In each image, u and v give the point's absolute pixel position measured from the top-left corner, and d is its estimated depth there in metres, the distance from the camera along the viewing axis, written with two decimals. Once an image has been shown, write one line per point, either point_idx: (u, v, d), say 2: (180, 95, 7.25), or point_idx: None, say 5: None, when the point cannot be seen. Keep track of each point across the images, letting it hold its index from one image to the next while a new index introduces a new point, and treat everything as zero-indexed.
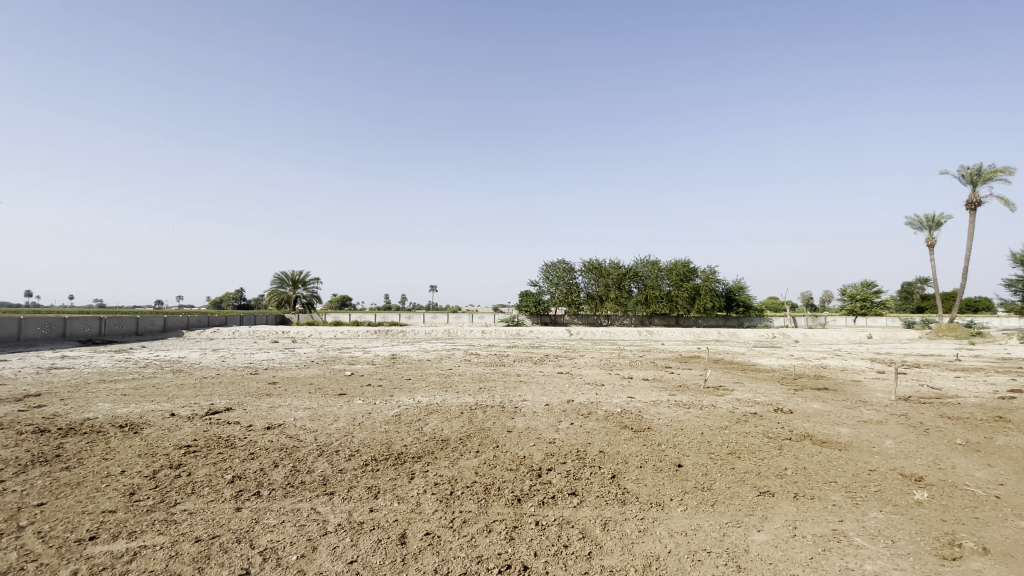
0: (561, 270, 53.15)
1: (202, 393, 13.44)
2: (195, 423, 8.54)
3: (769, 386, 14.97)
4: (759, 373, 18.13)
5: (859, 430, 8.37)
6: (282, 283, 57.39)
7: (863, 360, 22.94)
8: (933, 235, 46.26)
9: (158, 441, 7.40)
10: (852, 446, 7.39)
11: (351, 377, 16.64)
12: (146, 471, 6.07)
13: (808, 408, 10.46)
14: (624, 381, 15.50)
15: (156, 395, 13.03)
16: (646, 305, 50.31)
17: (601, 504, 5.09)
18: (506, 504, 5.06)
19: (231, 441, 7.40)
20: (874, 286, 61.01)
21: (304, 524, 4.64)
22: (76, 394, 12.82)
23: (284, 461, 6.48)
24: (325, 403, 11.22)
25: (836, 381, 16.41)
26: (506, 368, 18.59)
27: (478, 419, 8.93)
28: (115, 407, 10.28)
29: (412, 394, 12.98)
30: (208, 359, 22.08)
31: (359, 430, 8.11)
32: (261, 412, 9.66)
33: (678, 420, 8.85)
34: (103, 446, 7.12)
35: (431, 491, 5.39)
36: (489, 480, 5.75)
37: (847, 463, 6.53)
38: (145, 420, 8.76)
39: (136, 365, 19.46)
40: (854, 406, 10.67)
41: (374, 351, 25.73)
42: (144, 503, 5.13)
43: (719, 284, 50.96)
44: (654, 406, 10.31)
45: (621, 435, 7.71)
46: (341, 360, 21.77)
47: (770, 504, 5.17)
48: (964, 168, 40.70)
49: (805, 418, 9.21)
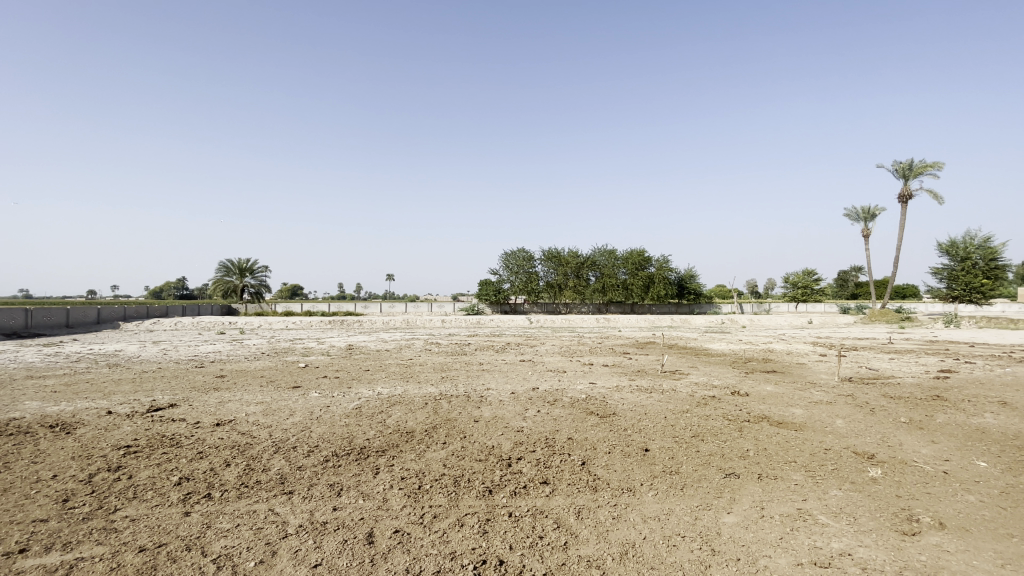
0: (520, 258, 53.15)
1: (142, 389, 12.55)
2: (135, 421, 7.91)
3: (724, 370, 15.50)
4: (712, 358, 18.76)
5: (812, 410, 8.74)
6: (228, 271, 54.57)
7: (806, 344, 24.23)
8: (868, 226, 49.16)
9: (94, 442, 6.79)
10: (807, 426, 7.68)
11: (306, 369, 15.99)
12: (81, 475, 5.54)
13: (763, 390, 10.85)
14: (586, 367, 15.65)
15: (90, 392, 12.04)
16: (604, 294, 51.15)
17: (573, 492, 5.03)
18: (477, 496, 4.91)
19: (177, 440, 6.88)
20: (815, 274, 64.52)
21: (262, 527, 4.34)
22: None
23: (237, 460, 6.07)
24: (278, 397, 10.67)
25: (784, 364, 17.20)
26: (468, 357, 18.39)
27: (443, 409, 8.71)
28: (42, 406, 9.39)
29: (372, 385, 12.60)
30: (148, 352, 20.69)
31: (317, 424, 7.73)
32: (210, 408, 9.07)
33: (642, 405, 8.96)
34: (30, 449, 6.46)
35: (398, 487, 5.17)
36: (458, 472, 5.58)
37: (804, 443, 6.77)
38: (78, 419, 8.03)
39: (66, 360, 17.99)
40: (805, 388, 11.15)
41: (330, 342, 24.94)
42: (80, 510, 4.65)
43: (672, 272, 52.45)
44: (618, 392, 10.40)
45: (588, 422, 7.70)
46: (295, 351, 20.94)
47: (737, 485, 5.26)
48: (897, 163, 43.34)
49: (761, 400, 9.53)
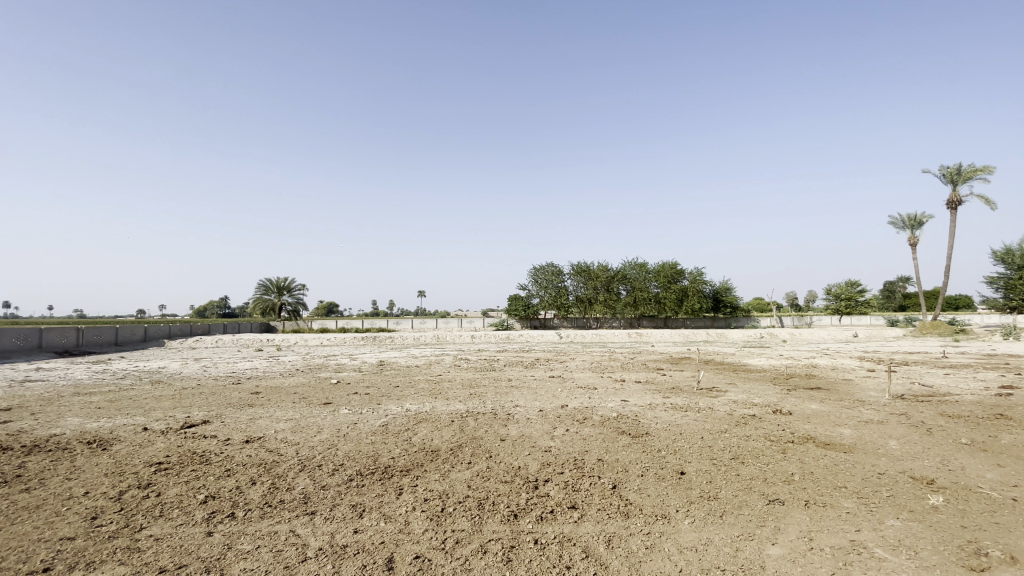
0: (550, 273, 52.94)
1: (181, 405, 12.88)
2: (169, 438, 8.05)
3: (763, 387, 14.79)
4: (751, 374, 18.00)
5: (862, 430, 8.15)
6: (266, 290, 56.33)
7: (852, 358, 23.01)
8: (915, 234, 46.93)
9: (127, 458, 6.91)
10: (856, 448, 7.15)
11: (338, 385, 16.15)
12: (112, 492, 5.61)
13: (807, 408, 10.23)
14: (617, 384, 15.23)
15: (132, 408, 12.43)
16: (636, 308, 50.30)
17: (603, 518, 4.76)
18: (501, 520, 4.70)
19: (207, 456, 6.94)
20: (858, 286, 61.77)
21: (282, 549, 4.25)
22: (48, 408, 12.19)
23: (262, 478, 6.04)
24: (309, 413, 10.72)
25: (828, 380, 16.31)
26: (497, 372, 18.22)
27: (470, 427, 8.55)
28: (85, 422, 9.70)
29: (400, 402, 12.55)
30: (189, 369, 21.38)
31: (343, 442, 7.69)
32: (241, 424, 9.17)
33: (676, 424, 8.57)
34: (67, 465, 6.62)
35: (421, 509, 5.01)
36: (483, 494, 5.38)
37: (854, 467, 6.29)
38: (115, 436, 8.24)
39: (114, 376, 18.75)
40: (852, 406, 10.48)
41: (361, 358, 25.20)
42: (106, 528, 4.67)
43: (706, 285, 51.17)
44: (651, 410, 10.00)
45: (620, 442, 7.39)
46: (328, 367, 21.25)
47: (782, 513, 4.89)
48: (944, 167, 41.32)
49: (805, 419, 8.97)
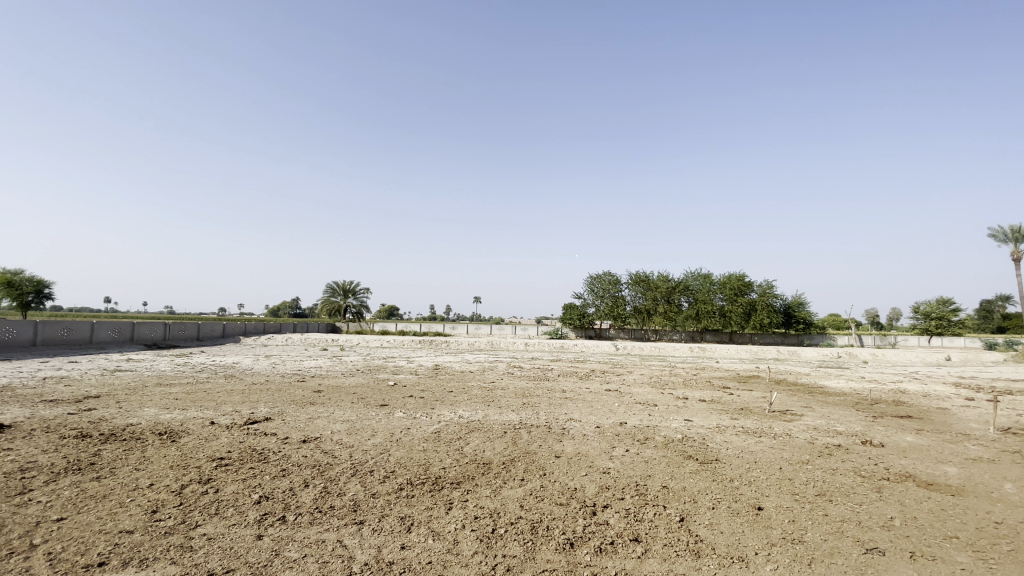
0: (607, 282, 51.87)
1: (249, 400, 13.44)
2: (232, 433, 8.29)
3: (843, 412, 13.45)
4: (829, 397, 16.46)
5: (971, 470, 7.06)
6: (333, 293, 58.97)
7: (947, 385, 20.61)
8: (1020, 248, 41.82)
9: (193, 451, 7.15)
10: (967, 491, 6.15)
11: (394, 387, 16.35)
12: (174, 486, 5.76)
13: (901, 440, 9.06)
14: (679, 401, 14.40)
15: (205, 401, 13.11)
16: (698, 321, 48.15)
17: (670, 556, 4.27)
18: (556, 549, 4.34)
19: (265, 455, 7.04)
20: (953, 304, 55.87)
21: (328, 561, 4.09)
22: (132, 398, 13.09)
23: (315, 481, 5.99)
24: (364, 415, 10.79)
25: (920, 408, 14.63)
26: (551, 383, 17.78)
27: (523, 440, 8.21)
28: (159, 413, 10.25)
29: (453, 408, 12.41)
30: (259, 365, 22.52)
31: (396, 448, 7.58)
32: (299, 423, 9.32)
33: (749, 451, 7.82)
34: (138, 455, 6.93)
35: (471, 527, 4.73)
36: (536, 516, 5.03)
37: (969, 514, 5.37)
38: (184, 428, 8.60)
39: (192, 369, 20.04)
40: (956, 440, 9.18)
41: (418, 361, 25.51)
42: (164, 524, 4.76)
43: (776, 299, 48.18)
44: (719, 433, 9.23)
45: (686, 468, 6.80)
46: (386, 369, 21.65)
47: (883, 566, 4.19)
48: None
49: (900, 453, 7.93)
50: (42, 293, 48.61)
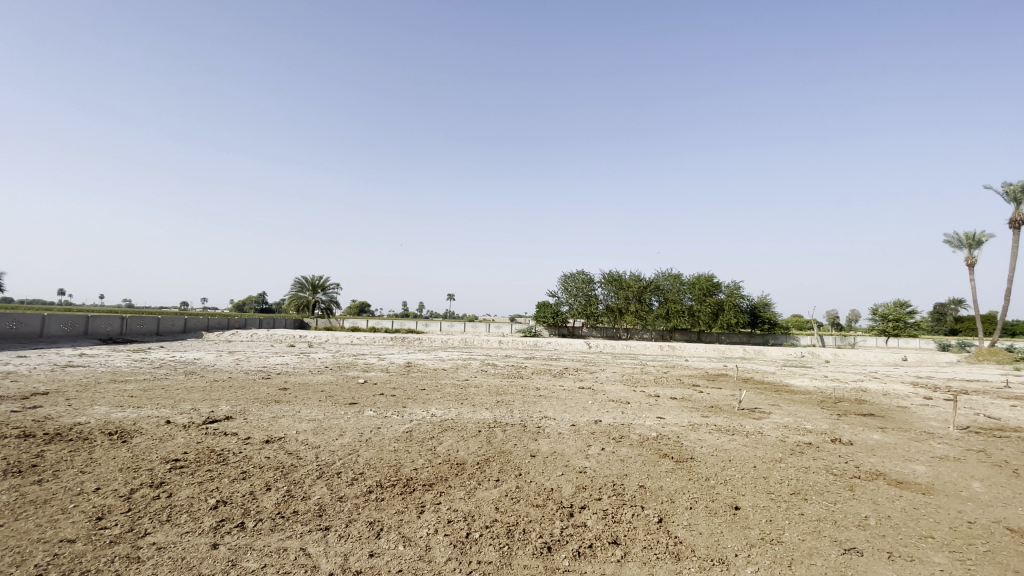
0: (580, 281, 52.17)
1: (210, 398, 12.85)
2: (189, 433, 7.83)
3: (810, 410, 13.74)
4: (795, 395, 16.84)
5: (937, 468, 7.21)
6: (302, 287, 57.40)
7: (904, 384, 21.40)
8: (972, 254, 43.80)
9: (145, 453, 6.68)
10: (935, 489, 6.26)
11: (364, 385, 15.94)
12: (123, 491, 5.34)
13: (868, 438, 9.25)
14: (652, 399, 14.46)
15: (162, 398, 12.45)
16: (668, 320, 48.91)
17: (650, 559, 4.15)
18: (533, 554, 4.16)
19: (224, 456, 6.64)
20: (909, 306, 58.32)
21: (289, 571, 3.81)
22: (83, 395, 12.32)
23: (278, 484, 5.65)
24: (332, 414, 10.40)
25: (882, 406, 15.09)
26: (525, 380, 17.65)
27: (497, 439, 8.02)
28: (111, 411, 9.64)
29: (426, 406, 12.13)
30: (222, 361, 21.65)
31: (365, 448, 7.28)
32: (262, 422, 8.88)
33: (724, 449, 7.83)
34: (85, 457, 6.44)
35: (444, 532, 4.51)
36: (512, 519, 4.85)
37: (939, 513, 5.44)
38: (138, 427, 8.08)
39: (150, 365, 19.11)
40: (920, 438, 9.42)
41: (389, 358, 25.03)
42: (109, 532, 4.38)
43: (743, 300, 49.32)
44: (693, 431, 9.23)
45: (662, 467, 6.74)
46: (355, 366, 21.15)
47: (861, 567, 4.16)
48: (1006, 184, 36.36)
49: (868, 451, 8.07)
50: None
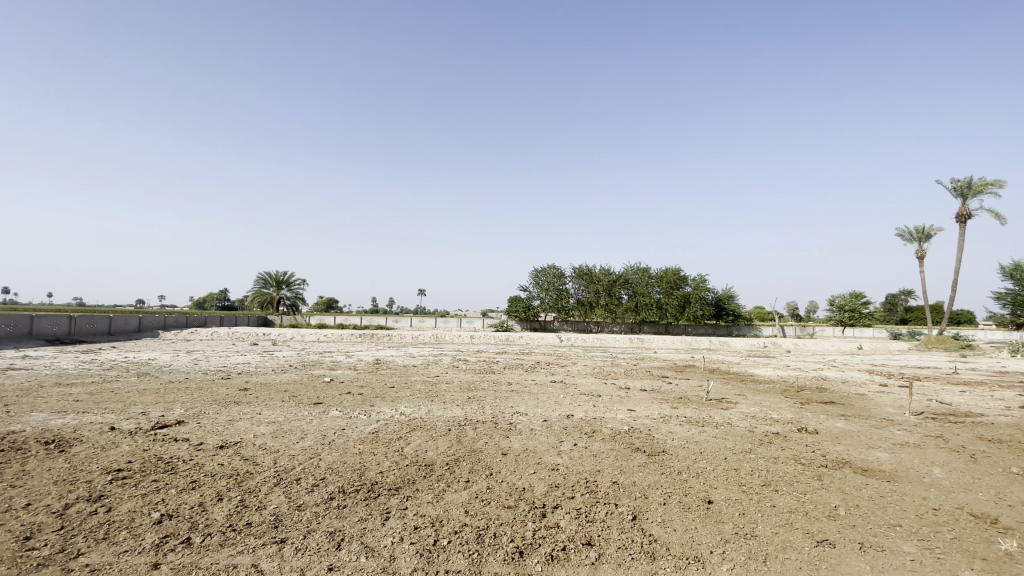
0: (551, 275, 52.25)
1: (164, 401, 12.14)
2: (136, 439, 7.31)
3: (775, 400, 14.04)
4: (760, 385, 17.21)
5: (899, 455, 7.38)
6: (265, 283, 55.51)
7: (861, 371, 22.26)
8: (922, 247, 45.96)
9: (84, 463, 6.16)
10: (899, 476, 6.38)
11: (330, 383, 15.44)
12: (56, 506, 4.87)
13: (833, 426, 9.44)
14: (623, 392, 14.52)
15: (111, 403, 11.68)
16: (637, 313, 49.57)
17: (625, 560, 4.02)
18: (503, 560, 3.97)
19: (174, 464, 6.19)
20: (864, 297, 60.82)
21: None
22: (23, 401, 11.43)
23: (231, 493, 5.29)
24: (294, 415, 9.91)
25: (842, 394, 15.57)
26: (497, 376, 17.44)
27: (468, 438, 7.79)
28: (50, 418, 8.90)
29: (394, 405, 11.76)
30: (180, 361, 20.65)
31: (327, 451, 6.93)
32: (218, 426, 8.39)
33: (695, 441, 7.82)
34: (16, 469, 5.89)
35: (410, 540, 4.26)
36: (482, 523, 4.65)
37: (905, 500, 5.52)
38: (78, 436, 7.48)
39: (100, 367, 18.02)
40: (881, 425, 9.66)
41: (358, 356, 24.38)
42: (37, 553, 3.94)
43: (709, 293, 50.40)
44: (664, 424, 9.21)
45: (634, 462, 6.65)
46: (321, 364, 20.50)
47: (835, 560, 4.12)
48: (955, 180, 38.16)
49: (833, 440, 8.21)
50: None
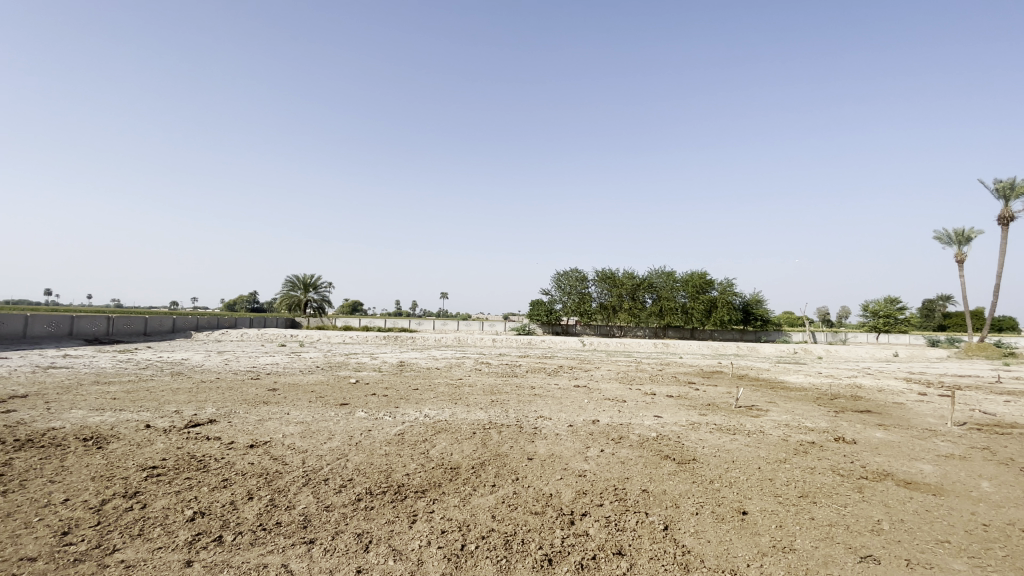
0: (573, 279, 51.95)
1: (196, 400, 12.44)
2: (170, 437, 7.47)
3: (808, 408, 13.58)
4: (791, 392, 16.72)
5: (944, 467, 7.03)
6: (293, 286, 56.69)
7: (897, 379, 21.41)
8: (961, 250, 44.13)
9: (121, 460, 6.32)
10: (945, 489, 6.06)
11: (356, 385, 15.60)
12: (94, 502, 5.00)
13: (871, 436, 9.06)
14: (649, 397, 14.28)
15: (147, 401, 12.02)
16: (661, 317, 48.85)
17: (657, 571, 3.89)
18: (532, 567, 3.89)
19: (205, 463, 6.29)
20: (899, 302, 58.67)
21: None
22: (64, 398, 11.84)
23: (261, 492, 5.34)
24: (321, 416, 10.01)
25: (878, 403, 14.99)
26: (520, 379, 17.35)
27: (493, 442, 7.73)
28: (90, 415, 9.19)
29: (418, 407, 11.79)
30: (211, 361, 21.19)
31: (354, 452, 6.96)
32: (248, 425, 8.53)
33: (726, 450, 7.60)
34: (56, 464, 6.08)
35: (437, 544, 4.22)
36: (510, 528, 4.58)
37: (953, 515, 5.24)
38: (115, 433, 7.69)
39: (136, 366, 18.61)
40: (923, 435, 9.24)
41: (382, 357, 24.60)
42: (75, 548, 4.03)
43: (736, 297, 49.35)
44: (693, 431, 8.98)
45: (664, 469, 6.48)
46: (347, 366, 20.75)
47: None
48: (997, 180, 36.56)
49: (872, 450, 7.89)
50: None
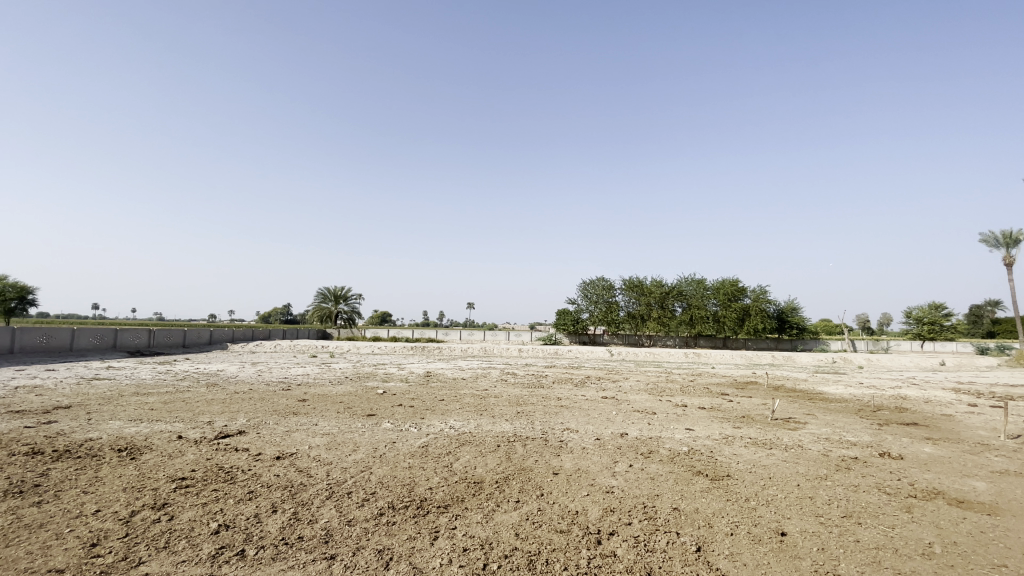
0: (600, 288, 51.42)
1: (229, 411, 12.71)
2: (200, 448, 7.60)
3: (848, 420, 12.94)
4: (831, 404, 15.99)
5: (1001, 485, 6.53)
6: (324, 298, 57.89)
7: (946, 390, 20.25)
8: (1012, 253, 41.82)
9: (152, 471, 6.44)
10: (1004, 509, 5.60)
11: (383, 395, 15.68)
12: (123, 513, 5.08)
13: (919, 451, 8.53)
14: (679, 409, 13.86)
15: (181, 411, 12.34)
16: (691, 326, 47.79)
17: None
18: None
19: (232, 474, 6.35)
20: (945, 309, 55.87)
21: None
22: (105, 409, 12.27)
23: (285, 505, 5.34)
24: (347, 428, 10.04)
25: (925, 415, 14.17)
26: (546, 390, 17.14)
27: (518, 455, 7.57)
28: (127, 426, 9.47)
29: (444, 418, 11.72)
30: (244, 372, 21.72)
31: (378, 465, 6.92)
32: (275, 437, 8.61)
33: (762, 465, 7.24)
34: (91, 475, 6.23)
35: (458, 563, 4.10)
36: (534, 547, 4.42)
37: (1013, 538, 4.82)
38: (149, 444, 7.88)
39: (174, 377, 19.20)
40: (976, 450, 8.64)
41: (409, 368, 24.75)
42: (102, 561, 4.08)
43: (770, 305, 47.91)
44: (727, 445, 8.61)
45: (696, 486, 6.21)
46: (375, 376, 20.95)
47: None
48: None
49: (920, 466, 7.40)
50: (26, 299, 47.79)
